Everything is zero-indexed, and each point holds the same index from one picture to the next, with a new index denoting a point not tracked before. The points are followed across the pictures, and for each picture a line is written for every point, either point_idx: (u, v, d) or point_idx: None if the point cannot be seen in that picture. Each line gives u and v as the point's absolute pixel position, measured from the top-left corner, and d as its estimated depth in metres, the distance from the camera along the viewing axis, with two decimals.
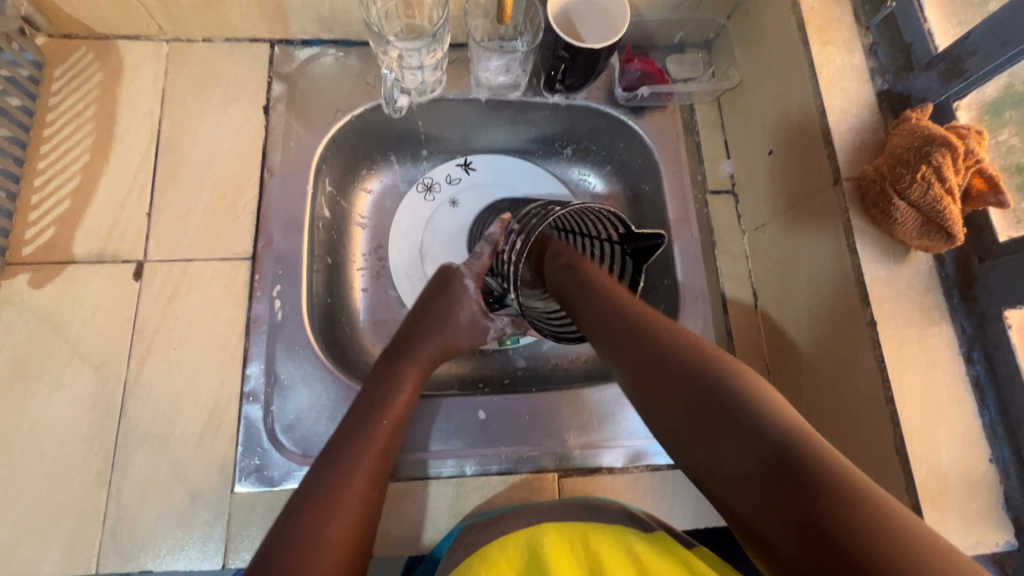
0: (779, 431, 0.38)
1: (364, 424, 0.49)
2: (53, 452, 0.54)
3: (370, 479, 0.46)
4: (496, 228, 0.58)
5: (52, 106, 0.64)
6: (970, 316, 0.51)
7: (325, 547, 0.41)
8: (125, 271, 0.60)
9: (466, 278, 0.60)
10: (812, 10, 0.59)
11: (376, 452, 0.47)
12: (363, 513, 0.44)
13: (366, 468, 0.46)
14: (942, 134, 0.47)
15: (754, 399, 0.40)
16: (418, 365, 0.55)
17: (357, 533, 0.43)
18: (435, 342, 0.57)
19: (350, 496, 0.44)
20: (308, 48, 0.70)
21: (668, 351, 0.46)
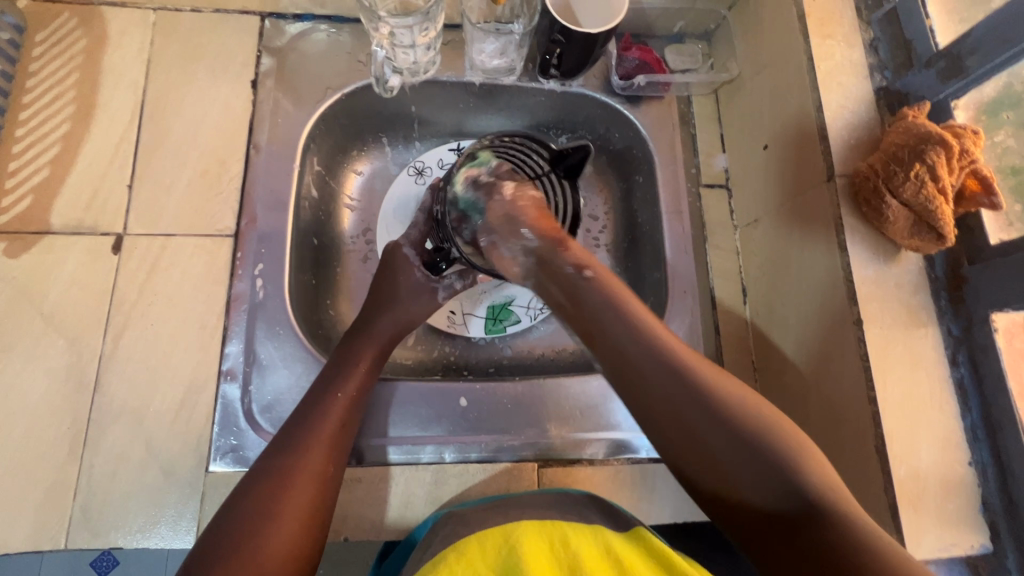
0: (785, 459, 0.41)
1: (322, 398, 0.48)
2: (25, 424, 0.53)
3: (327, 452, 0.46)
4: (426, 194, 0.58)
5: (33, 71, 0.62)
6: (957, 318, 0.50)
7: (282, 516, 0.41)
8: (104, 243, 0.59)
9: (405, 247, 0.60)
10: (812, 2, 0.57)
11: (331, 430, 0.47)
12: (322, 484, 0.44)
13: (320, 450, 0.45)
14: (938, 133, 0.47)
15: (768, 427, 0.42)
16: (377, 343, 0.54)
17: (310, 516, 0.42)
18: (388, 317, 0.56)
19: (302, 479, 0.43)
20: (299, 23, 0.68)
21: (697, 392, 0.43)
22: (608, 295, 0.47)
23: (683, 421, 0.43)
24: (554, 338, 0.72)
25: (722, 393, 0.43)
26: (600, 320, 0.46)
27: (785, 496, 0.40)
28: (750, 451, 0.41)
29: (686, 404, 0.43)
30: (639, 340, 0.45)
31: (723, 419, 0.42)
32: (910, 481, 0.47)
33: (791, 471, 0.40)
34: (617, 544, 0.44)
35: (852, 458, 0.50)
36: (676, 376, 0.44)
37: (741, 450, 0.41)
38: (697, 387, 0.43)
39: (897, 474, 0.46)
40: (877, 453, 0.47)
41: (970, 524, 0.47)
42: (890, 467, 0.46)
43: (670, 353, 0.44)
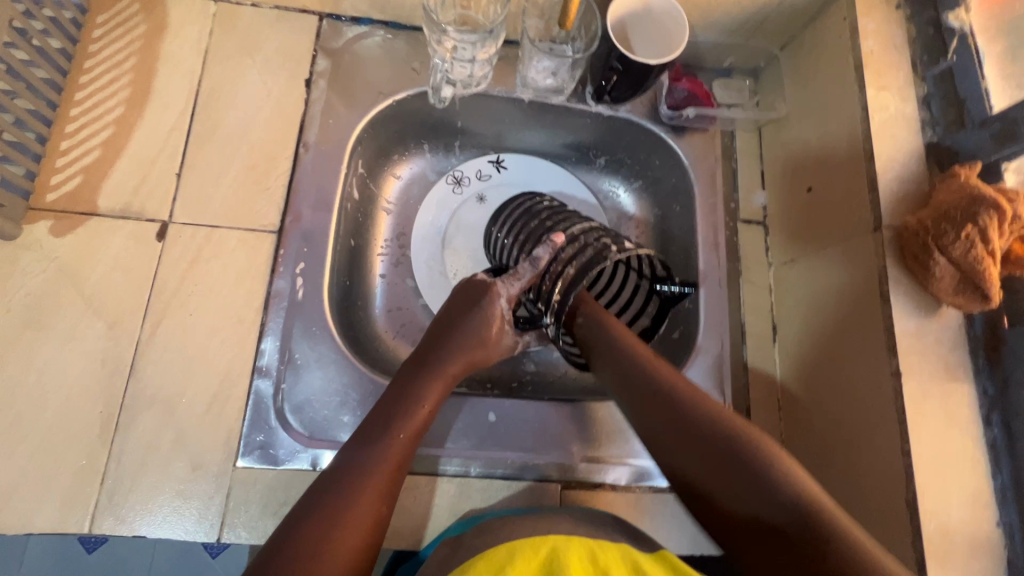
0: (792, 493, 0.43)
1: (381, 436, 0.49)
2: (58, 404, 0.53)
3: (381, 496, 0.46)
4: (545, 250, 0.55)
5: (92, 52, 0.63)
6: (993, 379, 0.50)
7: (332, 558, 0.41)
8: (148, 229, 0.59)
9: (500, 297, 0.57)
10: (871, 53, 0.58)
11: (388, 470, 0.48)
12: (372, 527, 0.45)
13: (376, 487, 0.46)
14: (991, 196, 0.47)
15: (764, 461, 0.44)
16: (440, 380, 0.54)
17: (361, 549, 0.43)
18: (459, 360, 0.56)
19: (357, 514, 0.44)
20: (357, 26, 0.69)
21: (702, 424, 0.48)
22: (607, 325, 0.55)
23: (710, 472, 0.46)
24: None
25: (744, 434, 0.47)
26: (599, 349, 0.54)
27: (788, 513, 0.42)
28: (775, 480, 0.43)
29: (703, 448, 0.47)
30: (636, 362, 0.52)
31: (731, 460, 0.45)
32: (939, 537, 0.47)
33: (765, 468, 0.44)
34: (644, 563, 0.46)
35: (880, 508, 0.50)
36: (682, 419, 0.49)
37: (784, 512, 0.42)
38: (710, 425, 0.48)
39: (927, 529, 0.47)
40: (907, 506, 0.47)
41: None
42: (920, 522, 0.47)
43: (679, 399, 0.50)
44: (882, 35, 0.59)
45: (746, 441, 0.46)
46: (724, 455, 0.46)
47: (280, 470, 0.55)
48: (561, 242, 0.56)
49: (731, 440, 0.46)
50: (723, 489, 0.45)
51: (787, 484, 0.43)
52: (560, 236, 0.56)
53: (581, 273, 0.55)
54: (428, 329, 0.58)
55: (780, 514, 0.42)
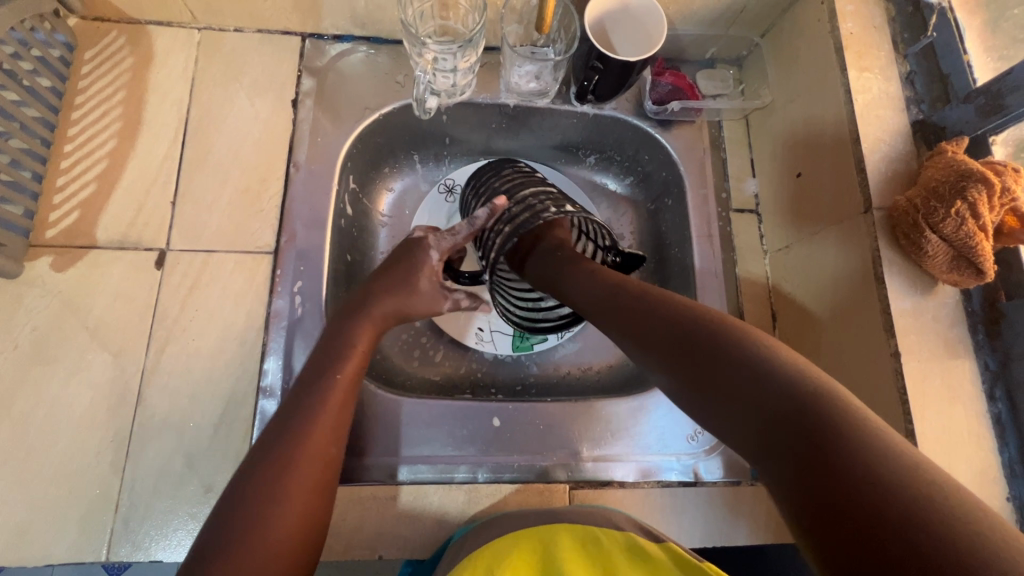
0: (779, 374, 0.32)
1: (322, 378, 0.48)
2: (70, 435, 0.54)
3: (329, 437, 0.45)
4: (485, 212, 0.57)
5: (82, 88, 0.64)
6: (994, 353, 0.50)
7: (286, 502, 0.41)
8: (147, 259, 0.60)
9: (432, 250, 0.60)
10: (850, 35, 0.58)
11: (335, 404, 0.47)
12: (325, 463, 0.44)
13: (324, 425, 0.45)
14: (979, 171, 0.47)
15: (754, 350, 0.35)
16: (371, 322, 0.55)
17: (316, 498, 0.43)
18: (388, 307, 0.56)
19: (305, 458, 0.43)
20: (339, 44, 0.70)
21: (674, 315, 0.41)
22: (594, 279, 0.48)
23: (692, 362, 0.37)
24: (581, 358, 0.73)
25: (737, 334, 0.36)
26: (563, 287, 0.50)
27: (796, 414, 0.30)
28: (762, 366, 0.33)
29: (677, 335, 0.39)
30: (611, 285, 0.47)
31: (711, 349, 0.36)
32: None
33: (706, 322, 0.39)
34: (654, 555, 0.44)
35: None
36: (661, 313, 0.41)
37: (759, 408, 0.32)
38: (688, 317, 0.40)
39: None
40: None
41: None
42: None
43: (671, 306, 0.42)
44: (861, 16, 0.59)
45: (715, 325, 0.38)
46: (695, 341, 0.38)
47: None
48: (502, 205, 0.58)
49: (718, 334, 0.37)
50: (725, 401, 0.34)
51: (774, 368, 0.33)
52: (502, 198, 0.58)
53: (518, 226, 0.57)
54: (361, 286, 0.59)
55: (779, 401, 0.31)
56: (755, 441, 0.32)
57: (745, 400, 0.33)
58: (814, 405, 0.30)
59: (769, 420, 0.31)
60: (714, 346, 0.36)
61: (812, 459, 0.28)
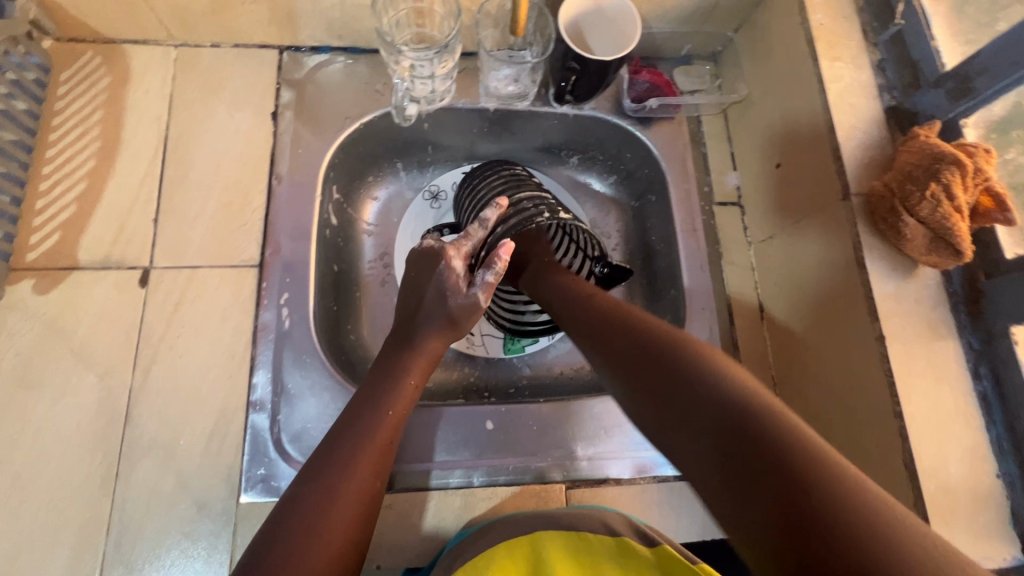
0: (729, 393, 0.38)
1: (371, 409, 0.49)
2: (58, 459, 0.54)
3: (373, 470, 0.45)
4: (493, 212, 0.57)
5: (58, 110, 0.63)
6: (977, 332, 0.50)
7: (330, 530, 0.41)
8: (131, 277, 0.60)
9: (454, 261, 0.57)
10: (820, 26, 0.59)
11: (383, 440, 0.47)
12: (368, 498, 0.44)
13: (371, 459, 0.46)
14: (952, 152, 0.48)
15: (711, 372, 0.40)
16: (422, 357, 0.54)
17: (357, 527, 0.42)
18: (436, 337, 0.55)
19: (353, 490, 0.43)
20: (317, 55, 0.70)
21: (640, 336, 0.46)
22: (584, 304, 0.53)
23: (655, 379, 0.43)
24: (573, 357, 0.73)
25: (699, 356, 0.42)
26: (561, 314, 0.55)
27: (737, 432, 0.35)
28: (725, 394, 0.38)
29: (642, 356, 0.45)
30: (598, 308, 0.52)
31: (670, 370, 0.42)
32: (940, 496, 0.47)
33: (671, 346, 0.44)
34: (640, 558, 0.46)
35: (879, 474, 0.50)
36: (630, 333, 0.47)
37: (708, 421, 0.37)
38: (654, 340, 0.45)
39: (927, 488, 0.47)
40: (905, 468, 0.47)
41: (1001, 535, 0.47)
42: (919, 481, 0.47)
43: (637, 330, 0.47)
44: (831, 7, 0.60)
45: (687, 360, 0.42)
46: (656, 360, 0.44)
47: None
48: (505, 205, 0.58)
49: (676, 355, 0.43)
50: (678, 418, 0.39)
51: (727, 391, 0.38)
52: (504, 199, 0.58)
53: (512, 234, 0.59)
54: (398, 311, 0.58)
55: (718, 409, 0.37)
56: (711, 462, 0.36)
57: (696, 412, 0.38)
58: (756, 423, 0.35)
59: (717, 438, 0.36)
60: (672, 369, 0.42)
61: (752, 467, 0.33)
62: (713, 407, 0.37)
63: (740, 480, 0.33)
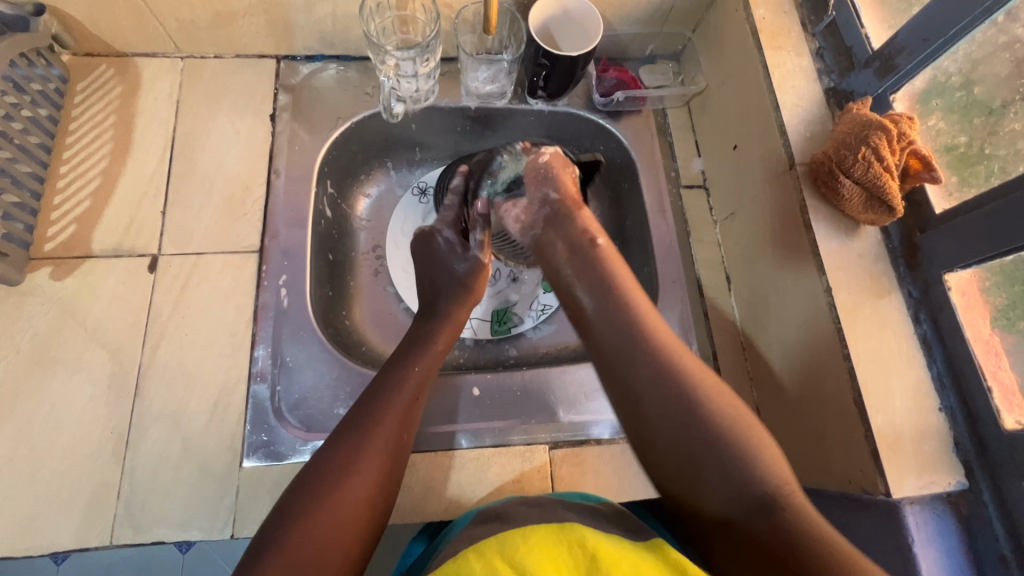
0: (743, 442, 0.48)
1: (402, 366, 0.57)
2: (72, 428, 0.57)
3: (404, 419, 0.54)
4: (456, 178, 0.68)
5: (75, 116, 0.69)
6: (916, 282, 0.55)
7: (365, 466, 0.49)
8: (140, 264, 0.65)
9: (442, 230, 0.68)
10: (763, 20, 0.66)
11: (412, 391, 0.56)
12: (396, 443, 0.52)
13: (400, 405, 0.54)
14: (878, 120, 0.53)
15: (716, 411, 0.50)
16: (449, 326, 0.63)
17: (388, 462, 0.51)
18: (460, 305, 0.65)
19: (383, 431, 0.52)
20: (311, 63, 0.76)
21: (636, 338, 0.53)
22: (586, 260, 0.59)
23: (642, 385, 0.52)
24: (557, 337, 0.78)
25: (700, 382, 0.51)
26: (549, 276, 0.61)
27: (757, 506, 0.46)
28: (726, 436, 0.49)
29: (644, 366, 0.52)
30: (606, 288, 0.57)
31: (669, 393, 0.51)
32: (887, 428, 0.51)
33: (680, 393, 0.51)
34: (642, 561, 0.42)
35: (834, 415, 0.54)
36: (629, 328, 0.54)
37: (743, 501, 0.47)
38: (663, 353, 0.52)
39: (875, 422, 0.51)
40: (855, 405, 0.51)
41: (947, 463, 0.50)
42: (868, 415, 0.51)
43: (637, 326, 0.54)
44: (772, 3, 0.67)
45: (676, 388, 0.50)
46: (657, 373, 0.51)
47: (283, 464, 0.58)
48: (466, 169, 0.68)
49: (672, 380, 0.51)
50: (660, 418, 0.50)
51: (737, 442, 0.48)
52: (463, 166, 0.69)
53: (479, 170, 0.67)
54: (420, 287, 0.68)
55: (717, 466, 0.48)
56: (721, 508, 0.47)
57: (715, 453, 0.48)
58: (772, 499, 0.46)
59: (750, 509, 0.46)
60: (679, 400, 0.50)
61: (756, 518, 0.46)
62: (732, 472, 0.47)
63: (767, 534, 0.45)
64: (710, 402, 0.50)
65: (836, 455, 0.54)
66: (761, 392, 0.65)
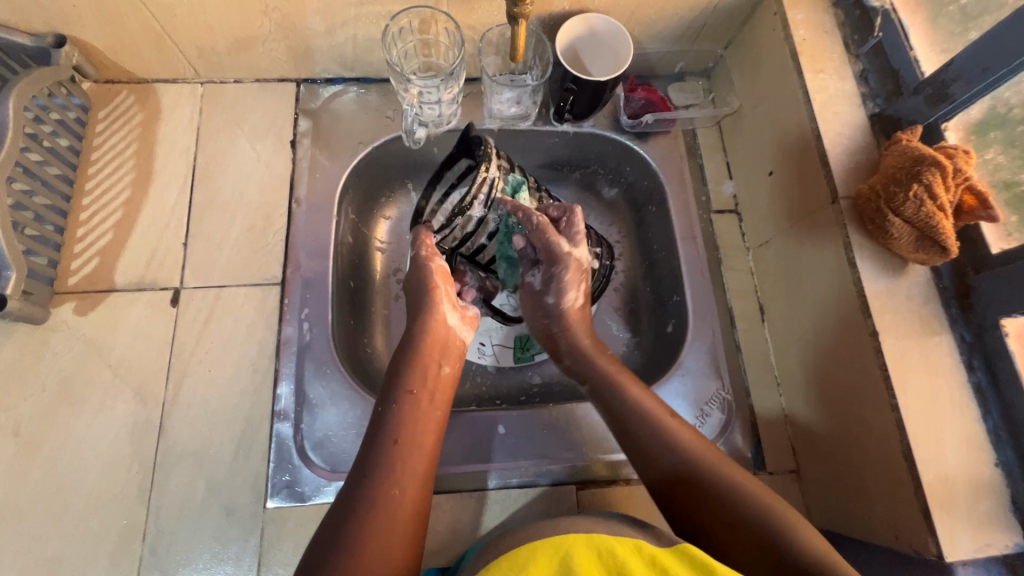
0: (754, 501, 0.48)
1: (403, 401, 0.54)
2: (98, 467, 0.57)
3: (419, 458, 0.51)
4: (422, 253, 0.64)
5: (96, 145, 0.69)
6: (969, 325, 0.52)
7: (386, 511, 0.46)
8: (163, 297, 0.64)
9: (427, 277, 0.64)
10: (804, 40, 0.62)
11: (419, 427, 0.53)
12: (418, 484, 0.50)
13: (412, 445, 0.51)
14: (931, 155, 0.50)
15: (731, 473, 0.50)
16: (441, 345, 0.60)
17: (414, 502, 0.48)
18: (440, 322, 0.61)
19: (399, 474, 0.49)
20: (332, 86, 0.75)
21: (649, 411, 0.56)
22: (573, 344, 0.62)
23: (646, 449, 0.53)
24: None
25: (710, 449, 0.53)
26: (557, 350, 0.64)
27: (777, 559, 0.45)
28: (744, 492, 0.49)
29: (652, 430, 0.54)
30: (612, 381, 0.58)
31: (677, 454, 0.52)
32: (939, 484, 0.48)
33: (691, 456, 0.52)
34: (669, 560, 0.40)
35: (880, 468, 0.52)
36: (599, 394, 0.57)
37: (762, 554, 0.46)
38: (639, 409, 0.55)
39: (926, 478, 0.48)
40: (903, 458, 0.49)
41: (1004, 522, 0.48)
42: (917, 471, 0.48)
43: (611, 397, 0.57)
44: (812, 23, 0.63)
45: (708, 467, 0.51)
46: (662, 431, 0.54)
47: (308, 505, 0.58)
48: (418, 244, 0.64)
49: (689, 450, 0.52)
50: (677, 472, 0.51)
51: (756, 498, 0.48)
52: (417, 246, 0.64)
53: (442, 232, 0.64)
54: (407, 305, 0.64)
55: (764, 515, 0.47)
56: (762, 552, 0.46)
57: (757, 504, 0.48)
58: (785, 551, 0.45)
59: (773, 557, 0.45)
60: (697, 463, 0.51)
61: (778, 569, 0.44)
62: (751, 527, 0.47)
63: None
64: (736, 482, 0.49)
65: (881, 509, 0.52)
66: (798, 431, 0.63)
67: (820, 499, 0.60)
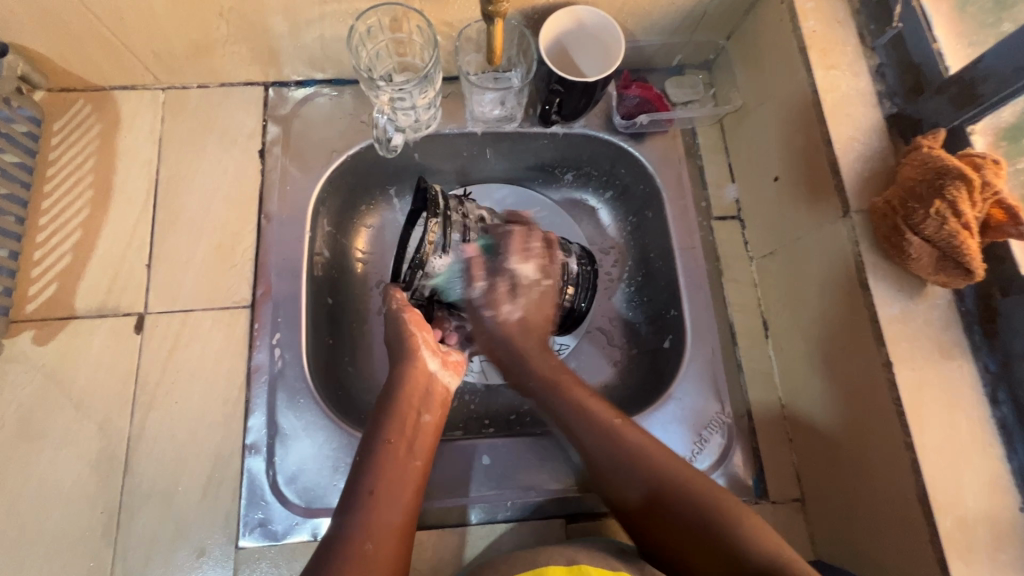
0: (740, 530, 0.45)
1: (377, 457, 0.51)
2: (60, 508, 0.55)
3: (394, 523, 0.48)
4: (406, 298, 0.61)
5: (52, 160, 0.65)
6: (993, 354, 0.47)
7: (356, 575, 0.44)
8: (127, 323, 0.60)
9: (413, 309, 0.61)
10: (813, 33, 0.56)
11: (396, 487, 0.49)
12: (392, 547, 0.47)
13: (386, 508, 0.48)
14: (957, 166, 0.45)
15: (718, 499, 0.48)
16: (418, 390, 0.56)
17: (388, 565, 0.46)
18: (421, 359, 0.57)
19: (370, 540, 0.46)
20: (302, 89, 0.70)
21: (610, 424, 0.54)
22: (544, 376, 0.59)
23: (632, 473, 0.51)
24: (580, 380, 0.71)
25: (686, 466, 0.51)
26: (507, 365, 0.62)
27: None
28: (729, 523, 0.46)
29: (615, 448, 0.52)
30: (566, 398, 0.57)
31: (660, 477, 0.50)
32: (957, 531, 0.44)
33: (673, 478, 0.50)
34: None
35: (890, 508, 0.48)
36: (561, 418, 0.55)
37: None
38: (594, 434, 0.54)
39: (943, 525, 0.44)
40: (918, 501, 0.45)
41: None
42: (934, 517, 0.44)
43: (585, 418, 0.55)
44: (823, 13, 0.57)
45: (693, 489, 0.48)
46: (621, 447, 0.52)
47: (282, 545, 0.55)
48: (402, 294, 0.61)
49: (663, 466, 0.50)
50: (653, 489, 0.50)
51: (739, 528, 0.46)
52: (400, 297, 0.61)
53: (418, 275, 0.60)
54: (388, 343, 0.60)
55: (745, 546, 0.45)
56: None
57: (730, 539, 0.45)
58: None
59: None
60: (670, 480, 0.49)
61: None
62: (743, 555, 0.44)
63: None
64: (717, 504, 0.47)
65: (891, 551, 0.48)
66: (801, 457, 0.59)
67: (826, 532, 0.56)
